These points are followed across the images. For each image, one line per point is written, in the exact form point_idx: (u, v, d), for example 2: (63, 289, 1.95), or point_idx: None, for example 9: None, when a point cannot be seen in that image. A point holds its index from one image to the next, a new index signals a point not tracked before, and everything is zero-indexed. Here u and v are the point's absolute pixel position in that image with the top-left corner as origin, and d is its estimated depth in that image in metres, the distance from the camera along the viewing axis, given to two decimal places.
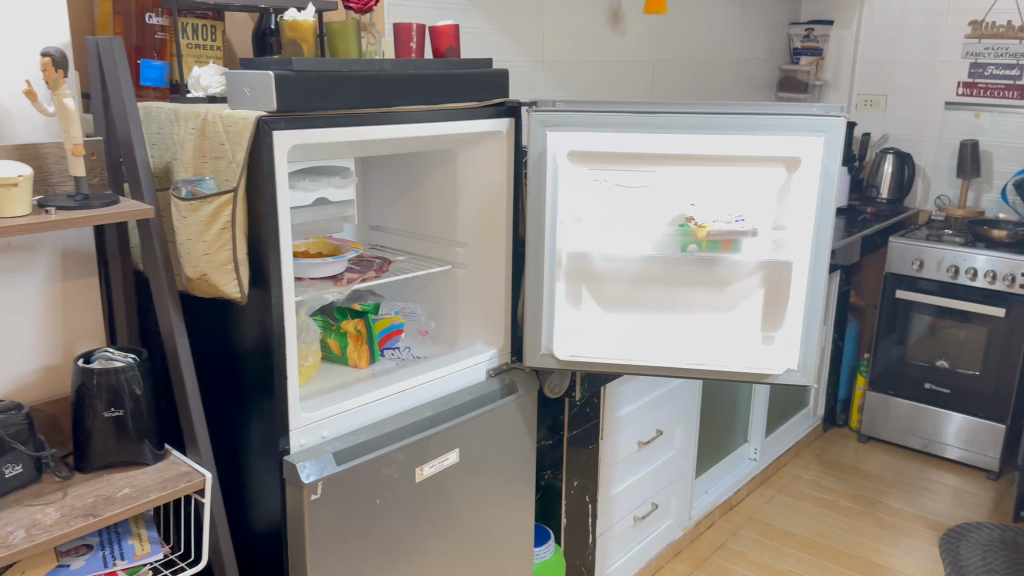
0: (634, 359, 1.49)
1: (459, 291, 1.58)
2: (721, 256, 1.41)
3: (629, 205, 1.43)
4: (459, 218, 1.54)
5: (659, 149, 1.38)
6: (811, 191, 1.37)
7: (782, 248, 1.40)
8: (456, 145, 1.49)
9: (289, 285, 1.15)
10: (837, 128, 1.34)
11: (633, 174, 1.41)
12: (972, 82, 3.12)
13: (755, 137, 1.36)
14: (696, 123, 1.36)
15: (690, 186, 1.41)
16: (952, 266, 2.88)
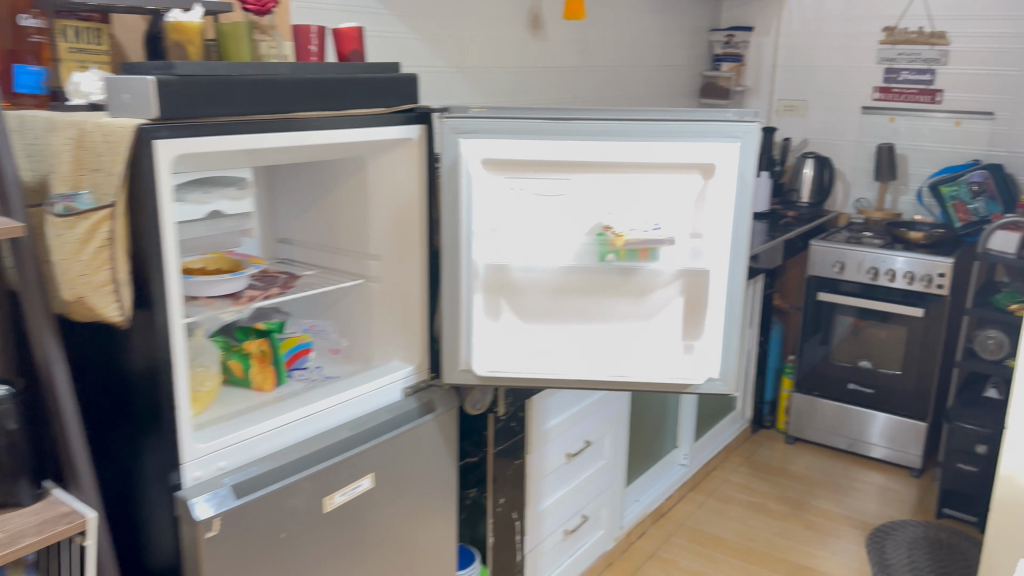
0: (554, 373, 1.44)
1: (372, 306, 1.51)
2: (640, 264, 1.37)
3: (545, 215, 1.38)
4: (371, 229, 1.47)
5: (574, 156, 1.34)
6: (728, 197, 1.34)
7: (700, 256, 1.38)
8: (365, 153, 1.43)
9: (177, 307, 1.08)
10: (752, 134, 1.32)
11: (549, 182, 1.37)
12: (887, 86, 3.18)
13: (670, 143, 1.33)
14: (611, 128, 1.32)
15: (609, 195, 1.37)
16: (872, 268, 2.92)
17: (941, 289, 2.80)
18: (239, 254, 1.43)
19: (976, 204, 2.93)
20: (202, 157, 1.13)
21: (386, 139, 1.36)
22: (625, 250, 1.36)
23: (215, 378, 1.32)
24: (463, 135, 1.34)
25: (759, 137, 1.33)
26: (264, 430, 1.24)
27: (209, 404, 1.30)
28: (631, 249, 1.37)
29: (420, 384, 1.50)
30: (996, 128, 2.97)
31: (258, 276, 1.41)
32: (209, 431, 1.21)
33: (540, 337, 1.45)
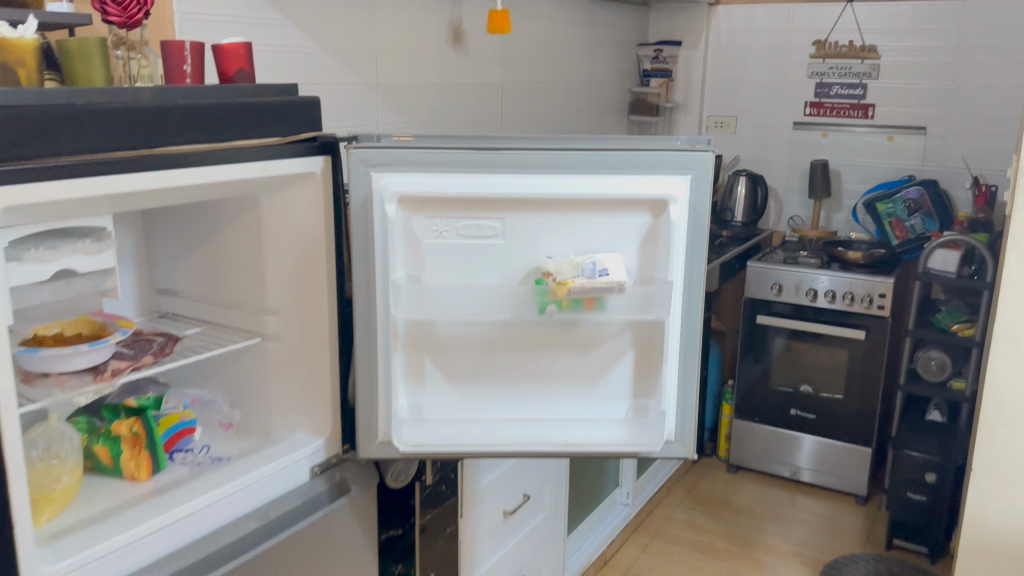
0: (489, 444, 1.20)
1: (272, 367, 1.29)
2: (585, 317, 1.17)
3: (475, 260, 1.19)
4: (268, 280, 1.25)
5: (505, 191, 1.15)
6: (680, 236, 1.18)
7: (652, 303, 1.16)
8: (257, 190, 1.20)
9: (5, 397, 0.85)
10: (704, 163, 1.17)
11: (478, 223, 1.17)
12: (818, 102, 3.09)
13: (614, 175, 1.16)
14: (545, 159, 1.16)
15: (549, 235, 1.18)
16: (811, 290, 2.81)
17: (882, 310, 2.70)
18: (105, 315, 1.20)
19: (912, 221, 2.86)
20: (40, 208, 0.90)
21: (283, 174, 1.15)
22: (566, 300, 1.16)
23: (75, 473, 1.09)
24: (376, 168, 1.16)
25: (713, 167, 1.17)
26: (136, 534, 1.01)
27: (66, 506, 1.07)
28: (574, 299, 1.16)
29: (330, 458, 1.28)
30: (929, 143, 2.91)
31: (126, 342, 1.19)
32: (65, 543, 0.98)
33: (471, 403, 1.23)
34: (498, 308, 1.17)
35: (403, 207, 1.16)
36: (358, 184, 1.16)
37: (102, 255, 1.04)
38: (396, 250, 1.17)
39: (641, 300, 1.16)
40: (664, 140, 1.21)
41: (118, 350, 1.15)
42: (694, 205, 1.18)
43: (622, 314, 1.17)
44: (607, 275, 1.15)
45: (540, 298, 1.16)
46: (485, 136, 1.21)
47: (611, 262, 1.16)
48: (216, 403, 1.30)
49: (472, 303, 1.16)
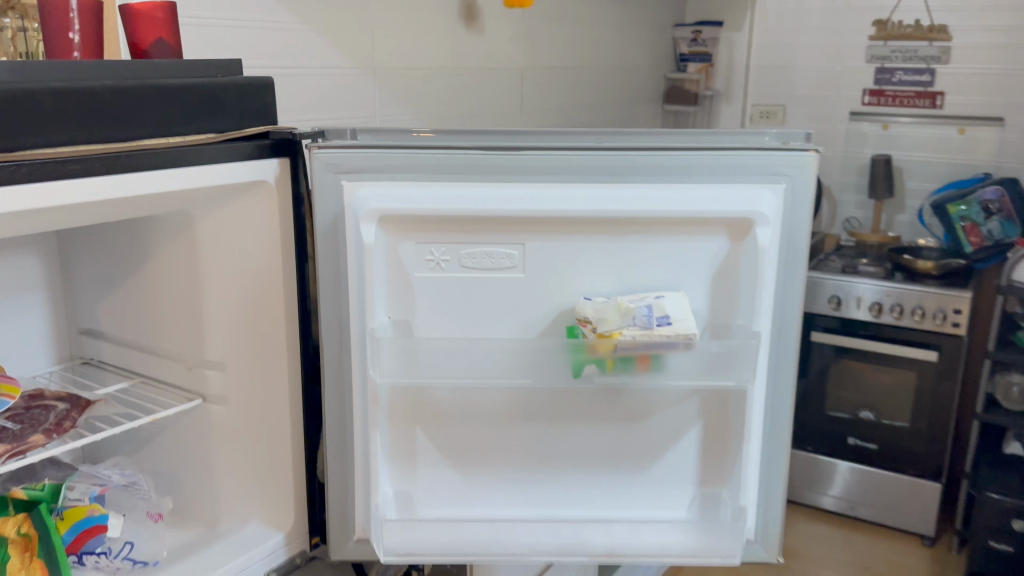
0: (501, 554, 0.88)
1: (215, 439, 0.97)
2: (635, 382, 0.83)
3: (484, 301, 0.87)
4: (208, 325, 0.93)
5: (525, 208, 0.84)
6: (770, 267, 0.85)
7: (729, 367, 0.82)
8: (191, 204, 0.88)
9: None
10: (805, 168, 0.85)
11: (488, 251, 0.86)
12: (879, 89, 2.74)
13: (676, 184, 0.85)
14: (580, 166, 0.85)
15: (587, 267, 0.87)
16: (875, 304, 2.44)
17: (958, 328, 2.34)
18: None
19: (991, 224, 2.47)
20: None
21: (220, 184, 0.83)
22: (612, 358, 0.82)
23: None
24: (349, 175, 0.84)
25: (814, 174, 0.85)
26: None
27: None
28: (623, 356, 0.82)
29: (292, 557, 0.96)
30: (1007, 136, 2.55)
31: (14, 413, 0.88)
32: None
33: (478, 492, 0.91)
34: (516, 371, 0.84)
35: (384, 229, 0.84)
36: (326, 198, 0.85)
37: None
38: (375, 290, 0.85)
39: (717, 360, 0.82)
40: (746, 135, 0.89)
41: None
42: (786, 225, 0.86)
43: (691, 380, 0.83)
44: (671, 325, 0.82)
45: (575, 355, 0.82)
46: (498, 133, 0.90)
47: (674, 307, 0.83)
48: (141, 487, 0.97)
49: (479, 362, 0.83)
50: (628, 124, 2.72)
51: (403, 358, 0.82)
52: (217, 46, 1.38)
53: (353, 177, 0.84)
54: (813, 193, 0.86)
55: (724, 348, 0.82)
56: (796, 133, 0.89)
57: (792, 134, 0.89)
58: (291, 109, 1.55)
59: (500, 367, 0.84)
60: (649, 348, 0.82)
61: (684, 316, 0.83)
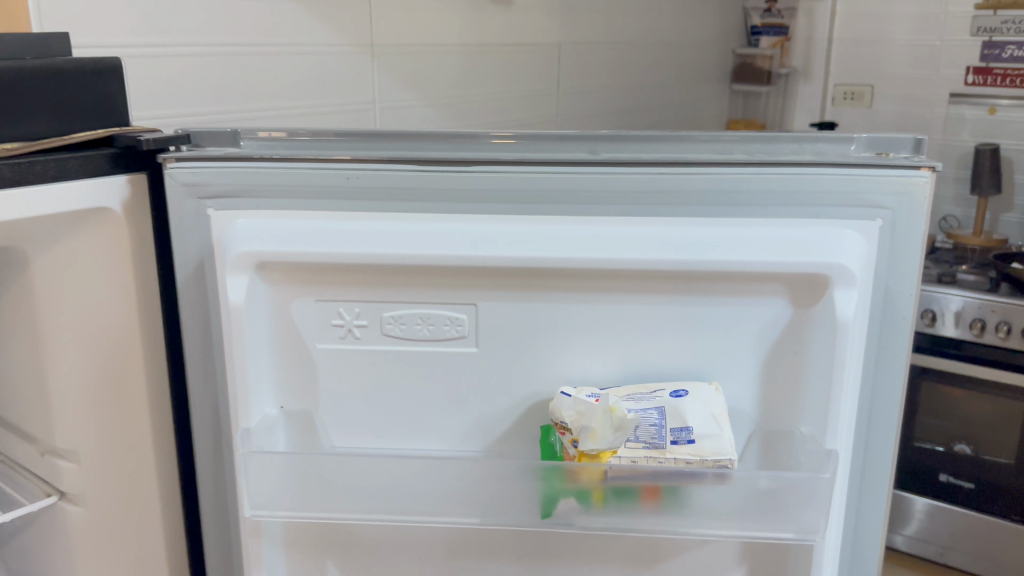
0: None
1: (72, 551, 0.71)
2: (635, 527, 0.55)
3: (419, 385, 0.59)
4: (55, 400, 0.68)
5: (475, 256, 0.56)
6: (852, 348, 0.56)
7: (782, 507, 0.53)
8: (21, 237, 0.63)
9: None
10: (913, 198, 0.55)
11: (423, 316, 0.58)
12: (986, 66, 2.33)
13: (711, 219, 0.57)
14: (560, 189, 0.57)
15: (568, 340, 0.59)
16: (976, 321, 1.96)
17: None
18: None
19: None
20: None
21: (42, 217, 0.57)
22: (602, 487, 0.54)
23: None
24: (217, 202, 0.57)
25: (928, 205, 0.56)
26: None
27: None
28: (619, 486, 0.54)
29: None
30: None
31: None
32: None
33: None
34: (458, 502, 0.56)
35: (266, 285, 0.57)
36: (185, 234, 0.58)
37: None
38: (261, 372, 0.58)
39: (766, 498, 0.53)
40: (821, 142, 0.59)
41: None
42: (881, 284, 0.57)
43: (724, 529, 0.54)
44: (693, 443, 0.54)
45: (548, 485, 0.55)
46: (447, 135, 0.61)
47: (698, 414, 0.54)
48: None
49: (409, 484, 0.56)
50: (686, 106, 2.38)
51: (300, 480, 0.55)
52: (166, 20, 1.11)
53: (226, 204, 0.57)
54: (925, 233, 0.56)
55: (775, 483, 0.52)
56: (896, 139, 0.58)
57: (890, 140, 0.58)
58: (275, 97, 1.28)
59: (437, 493, 0.56)
60: (661, 478, 0.53)
61: (713, 428, 0.54)
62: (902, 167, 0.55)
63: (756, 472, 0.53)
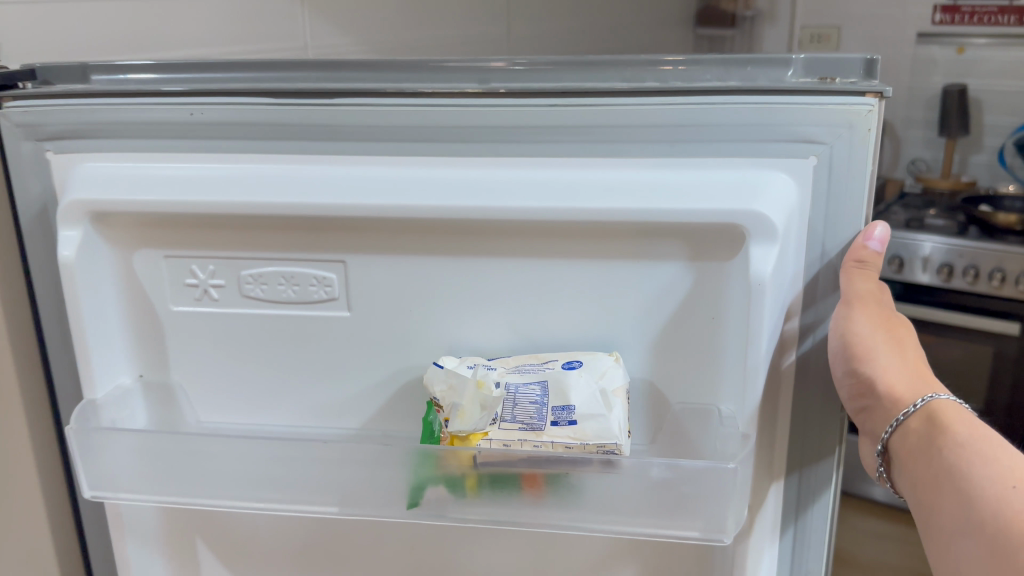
0: None
1: None
2: (518, 519, 0.53)
3: (291, 350, 0.56)
4: None
5: (340, 204, 0.52)
6: (775, 301, 0.51)
7: (676, 496, 0.51)
8: None
9: None
10: (854, 130, 0.49)
11: (279, 276, 0.55)
12: (954, 5, 2.26)
13: (645, 159, 0.51)
14: (446, 126, 0.52)
15: (465, 298, 0.54)
16: (944, 265, 1.92)
17: None
18: None
19: None
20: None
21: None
22: (475, 474, 0.52)
23: None
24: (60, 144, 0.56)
25: (874, 136, 0.50)
26: None
27: None
28: (499, 476, 0.52)
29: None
30: None
31: None
32: None
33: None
34: (317, 490, 0.55)
35: (103, 239, 0.55)
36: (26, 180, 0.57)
37: None
38: (103, 331, 0.56)
39: (661, 488, 0.51)
40: (753, 66, 0.52)
41: None
42: (817, 241, 0.52)
43: (608, 527, 0.52)
44: (573, 425, 0.50)
45: (418, 472, 0.52)
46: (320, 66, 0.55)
47: (584, 391, 0.51)
48: None
49: (256, 471, 0.54)
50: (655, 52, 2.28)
51: (147, 460, 0.54)
52: None
53: (64, 148, 0.56)
54: (870, 172, 0.51)
55: (670, 472, 0.50)
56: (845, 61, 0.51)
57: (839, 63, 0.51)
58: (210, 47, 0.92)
59: (295, 477, 0.54)
60: (539, 465, 0.51)
61: (598, 408, 0.50)
62: (844, 94, 0.49)
63: (648, 460, 0.50)
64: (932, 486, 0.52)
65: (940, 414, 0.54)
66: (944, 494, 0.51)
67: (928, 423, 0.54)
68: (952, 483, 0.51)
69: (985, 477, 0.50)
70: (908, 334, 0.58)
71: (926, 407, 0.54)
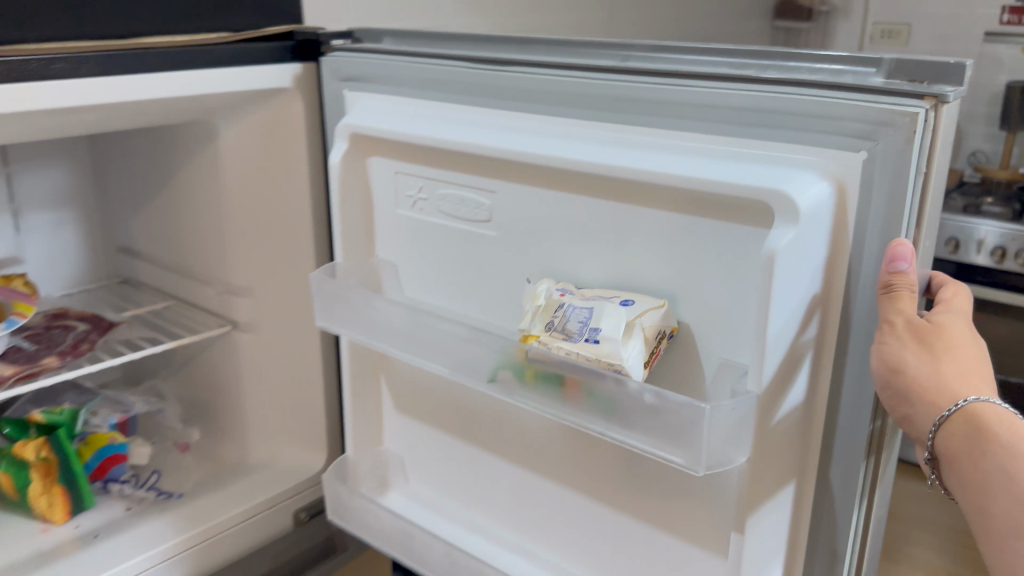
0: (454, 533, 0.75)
1: (244, 369, 0.92)
2: (562, 416, 0.58)
3: (466, 260, 0.70)
4: (232, 247, 0.87)
5: (458, 142, 0.63)
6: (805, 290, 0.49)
7: (671, 433, 0.51)
8: (209, 113, 0.81)
9: None
10: (898, 129, 0.45)
11: (463, 196, 0.68)
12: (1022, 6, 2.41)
13: (718, 139, 0.52)
14: (583, 95, 0.59)
15: (595, 244, 0.60)
16: (997, 249, 2.06)
17: None
18: (12, 289, 0.85)
19: None
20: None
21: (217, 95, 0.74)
22: (532, 367, 0.59)
23: None
24: (350, 84, 0.75)
25: (928, 139, 0.45)
26: None
27: None
28: (550, 371, 0.58)
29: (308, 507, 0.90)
30: None
31: (33, 332, 0.84)
32: None
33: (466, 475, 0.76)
34: (439, 353, 0.66)
35: (364, 155, 0.75)
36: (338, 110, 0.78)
37: None
38: (356, 216, 0.77)
39: (656, 418, 0.52)
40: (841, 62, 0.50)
41: (16, 346, 0.81)
42: (867, 237, 0.48)
43: (616, 436, 0.55)
44: (597, 343, 0.55)
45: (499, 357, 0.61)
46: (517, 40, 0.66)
47: (615, 317, 0.55)
48: (166, 415, 0.95)
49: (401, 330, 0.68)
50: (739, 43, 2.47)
51: (332, 296, 0.74)
52: None
53: (354, 87, 0.75)
54: (923, 175, 0.46)
55: (659, 401, 0.51)
56: (938, 66, 0.45)
57: (933, 66, 0.45)
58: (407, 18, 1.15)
59: (431, 340, 0.66)
60: (575, 371, 0.56)
61: (617, 333, 0.54)
62: (902, 95, 0.46)
63: (642, 385, 0.52)
64: (985, 490, 0.49)
65: (985, 414, 0.49)
66: (997, 498, 0.48)
67: (972, 426, 0.49)
68: (1005, 489, 0.48)
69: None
70: (953, 314, 0.51)
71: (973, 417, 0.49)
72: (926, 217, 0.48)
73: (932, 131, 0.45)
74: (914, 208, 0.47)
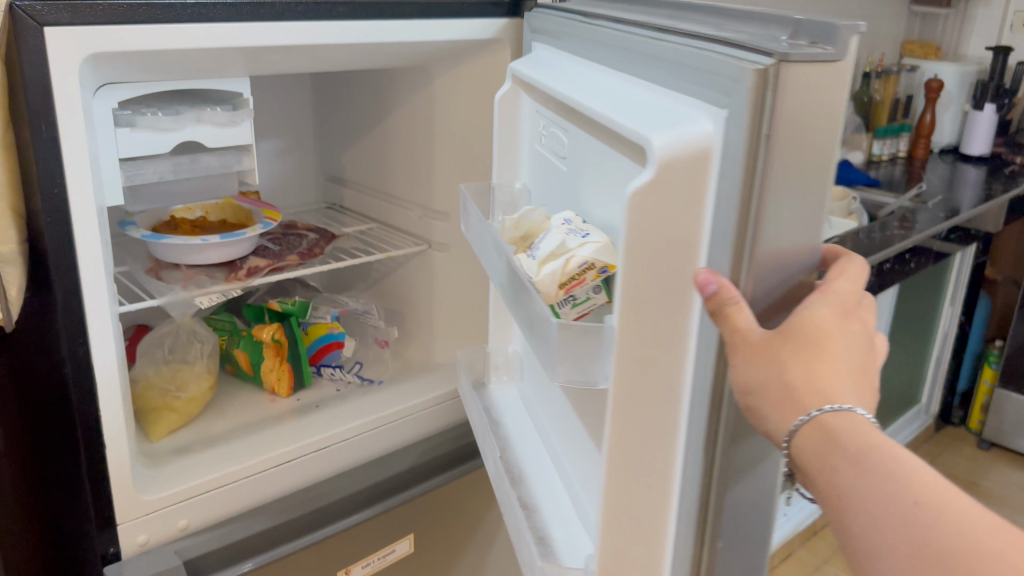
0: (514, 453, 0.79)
1: (435, 282, 1.08)
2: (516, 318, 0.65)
3: (556, 194, 0.73)
4: (435, 176, 1.03)
5: (541, 81, 0.68)
6: (657, 243, 0.49)
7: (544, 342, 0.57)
8: (428, 60, 0.96)
9: (95, 260, 0.74)
10: (738, 82, 0.43)
11: (562, 132, 0.71)
12: None
13: (670, 91, 0.52)
14: (615, 48, 0.59)
15: (610, 191, 0.60)
16: None
17: None
18: (254, 201, 1.04)
19: None
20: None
21: (445, 41, 0.88)
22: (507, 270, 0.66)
23: (204, 382, 0.99)
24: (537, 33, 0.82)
25: (762, 100, 0.43)
26: (270, 462, 0.91)
27: (197, 413, 0.98)
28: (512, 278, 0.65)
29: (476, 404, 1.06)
30: None
31: (275, 237, 1.03)
32: (170, 469, 0.88)
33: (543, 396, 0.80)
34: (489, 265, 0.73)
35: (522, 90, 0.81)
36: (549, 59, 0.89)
37: (237, 128, 0.87)
38: (521, 142, 0.83)
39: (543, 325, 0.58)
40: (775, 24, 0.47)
41: (262, 245, 1.00)
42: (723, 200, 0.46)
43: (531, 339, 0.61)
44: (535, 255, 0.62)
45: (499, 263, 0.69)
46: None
47: (557, 238, 0.60)
48: (371, 316, 1.13)
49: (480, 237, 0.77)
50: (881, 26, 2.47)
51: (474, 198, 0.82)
52: None
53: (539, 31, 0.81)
54: (749, 137, 0.43)
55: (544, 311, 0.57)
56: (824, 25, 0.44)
57: (821, 26, 0.44)
58: None
59: (484, 249, 0.74)
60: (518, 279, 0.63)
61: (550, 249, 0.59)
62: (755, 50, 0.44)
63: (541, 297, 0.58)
64: (840, 512, 0.45)
65: (843, 431, 0.45)
66: (846, 517, 0.45)
67: (827, 440, 0.46)
68: (855, 513, 0.44)
69: (891, 508, 0.43)
70: (825, 306, 0.48)
71: (821, 427, 0.46)
72: (779, 199, 0.45)
73: (771, 93, 0.42)
74: (751, 183, 0.44)
